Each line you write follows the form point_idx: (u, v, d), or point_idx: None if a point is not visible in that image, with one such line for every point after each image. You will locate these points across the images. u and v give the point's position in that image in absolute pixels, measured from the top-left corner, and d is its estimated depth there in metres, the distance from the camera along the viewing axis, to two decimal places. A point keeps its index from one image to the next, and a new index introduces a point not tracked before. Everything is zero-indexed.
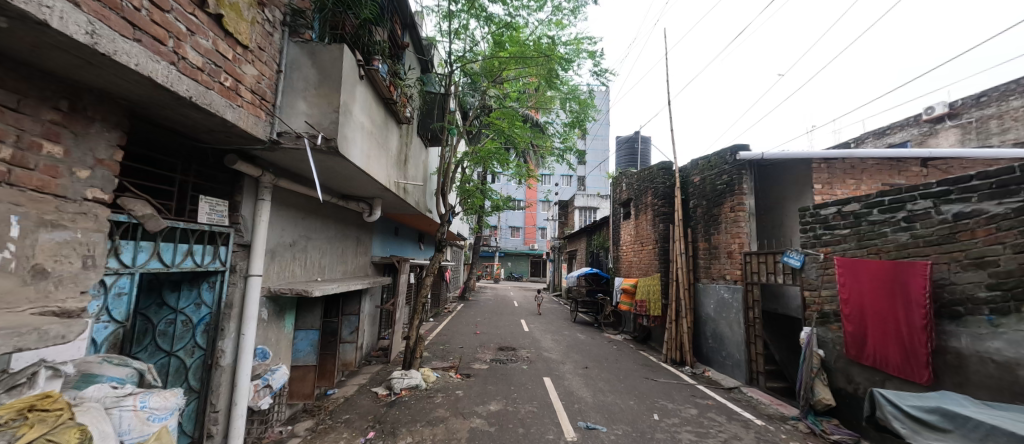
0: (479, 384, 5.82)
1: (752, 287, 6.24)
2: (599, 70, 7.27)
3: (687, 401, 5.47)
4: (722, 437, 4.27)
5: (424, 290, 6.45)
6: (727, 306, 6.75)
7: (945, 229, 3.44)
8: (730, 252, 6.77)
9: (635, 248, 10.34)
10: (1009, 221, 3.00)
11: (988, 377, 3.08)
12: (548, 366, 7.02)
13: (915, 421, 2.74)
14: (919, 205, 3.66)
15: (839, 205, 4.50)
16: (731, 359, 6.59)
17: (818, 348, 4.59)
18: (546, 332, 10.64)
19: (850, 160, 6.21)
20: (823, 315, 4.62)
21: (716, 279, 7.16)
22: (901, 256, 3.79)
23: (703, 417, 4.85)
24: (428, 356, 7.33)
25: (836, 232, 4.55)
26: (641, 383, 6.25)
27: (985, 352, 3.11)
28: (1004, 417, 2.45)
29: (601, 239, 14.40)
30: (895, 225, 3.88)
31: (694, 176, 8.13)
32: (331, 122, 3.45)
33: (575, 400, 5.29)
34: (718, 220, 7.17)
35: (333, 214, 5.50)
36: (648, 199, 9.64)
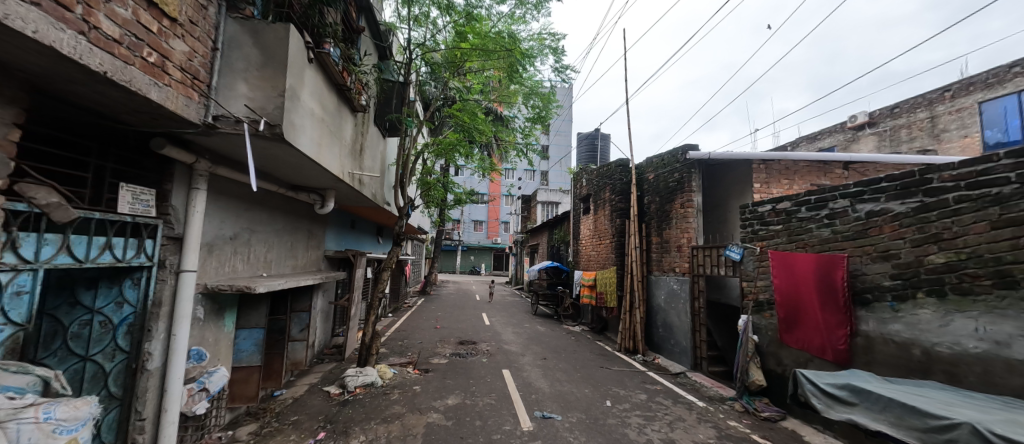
0: (438, 379, 5.76)
1: (698, 278, 6.64)
2: (561, 67, 7.38)
3: (637, 387, 5.76)
4: (667, 420, 4.54)
5: (380, 285, 6.25)
6: (676, 297, 7.16)
7: (859, 226, 3.86)
8: (679, 246, 7.18)
9: (593, 242, 10.67)
10: (910, 219, 3.42)
11: (890, 355, 3.50)
12: (508, 359, 7.10)
13: (829, 397, 3.04)
14: (839, 203, 4.07)
15: (774, 203, 4.90)
16: (679, 346, 7.02)
17: (753, 334, 5.01)
18: (507, 325, 10.75)
19: (785, 162, 6.78)
20: (759, 304, 5.04)
21: (667, 271, 7.56)
22: (823, 249, 4.21)
23: (651, 402, 5.14)
24: (386, 353, 7.15)
25: (771, 227, 4.96)
26: (596, 372, 6.50)
27: (888, 334, 3.52)
28: (899, 390, 2.77)
29: (562, 233, 14.71)
30: (819, 221, 4.29)
31: (649, 173, 8.49)
32: (275, 107, 3.22)
33: (533, 390, 5.39)
34: (669, 216, 7.54)
35: (281, 205, 5.17)
36: (606, 195, 9.97)
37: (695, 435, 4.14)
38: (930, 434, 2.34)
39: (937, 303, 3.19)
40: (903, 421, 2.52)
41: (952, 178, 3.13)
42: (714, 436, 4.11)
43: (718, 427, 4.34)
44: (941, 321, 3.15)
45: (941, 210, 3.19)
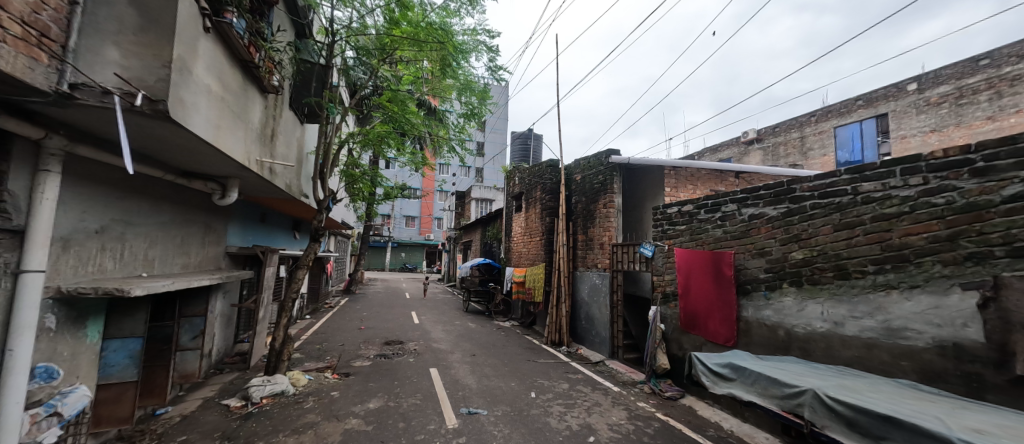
0: (360, 382, 5.46)
1: (617, 274, 7.17)
2: (495, 66, 7.43)
3: (560, 377, 6.06)
4: (586, 406, 4.86)
5: (294, 284, 5.72)
6: (598, 291, 7.66)
7: (744, 227, 4.48)
8: (602, 243, 7.69)
9: (524, 239, 10.96)
10: (780, 222, 4.05)
11: (762, 337, 4.15)
12: (436, 357, 6.99)
13: (714, 375, 3.28)
14: (729, 207, 4.69)
15: (679, 206, 5.48)
16: (599, 336, 7.55)
17: (661, 322, 5.58)
18: (437, 323, 10.57)
19: (691, 170, 7.64)
20: (666, 295, 5.62)
21: (590, 267, 8.04)
22: (717, 247, 4.82)
23: (572, 390, 5.45)
24: (300, 358, 6.58)
25: (677, 227, 5.55)
26: (523, 365, 6.70)
27: (761, 318, 4.17)
28: (770, 367, 3.04)
29: (494, 230, 14.88)
30: (714, 223, 4.90)
31: (576, 174, 8.94)
32: (158, 80, 2.78)
33: (460, 387, 5.38)
34: (594, 215, 8.03)
35: (168, 194, 4.47)
36: (537, 194, 10.29)
37: (609, 418, 4.48)
38: (785, 400, 2.60)
39: (796, 291, 3.84)
40: (768, 391, 2.77)
41: (810, 188, 3.76)
42: (625, 417, 4.49)
43: (629, 408, 4.76)
44: (798, 306, 3.80)
45: (801, 214, 3.82)
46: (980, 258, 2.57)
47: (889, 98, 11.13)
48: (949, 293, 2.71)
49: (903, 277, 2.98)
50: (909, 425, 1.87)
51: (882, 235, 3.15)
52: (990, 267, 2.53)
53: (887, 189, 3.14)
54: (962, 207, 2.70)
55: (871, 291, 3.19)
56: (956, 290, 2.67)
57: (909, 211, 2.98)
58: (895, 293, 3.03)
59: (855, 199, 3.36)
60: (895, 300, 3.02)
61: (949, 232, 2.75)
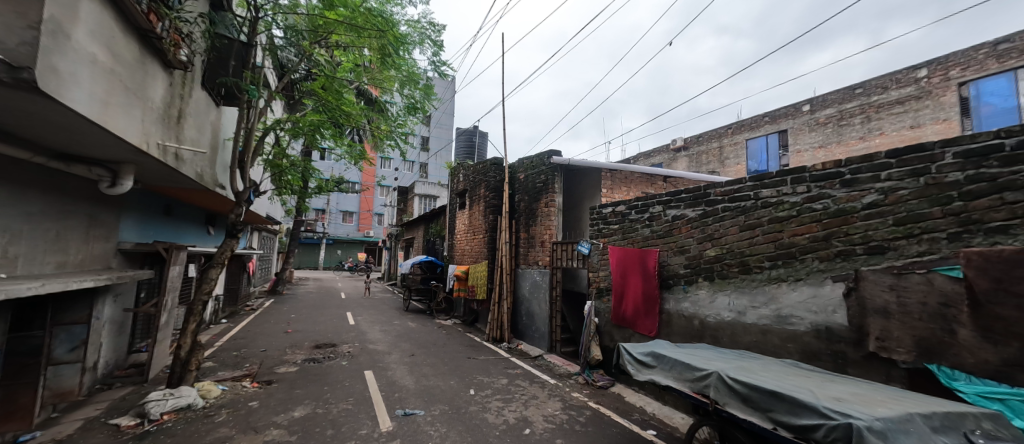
0: (285, 390, 5.06)
1: (556, 270, 7.42)
2: (438, 61, 7.28)
3: (500, 373, 6.14)
4: (523, 400, 4.97)
5: (205, 285, 5.12)
6: (538, 287, 7.86)
7: (668, 226, 4.88)
8: (543, 241, 7.90)
9: (467, 237, 10.89)
10: (697, 222, 4.47)
11: (681, 327, 4.56)
12: (372, 359, 6.69)
13: (637, 363, 3.44)
14: (656, 209, 5.08)
15: (613, 207, 5.82)
16: (538, 332, 7.76)
17: (595, 316, 5.91)
18: (374, 324, 10.13)
19: (625, 173, 8.14)
20: (600, 291, 5.96)
21: (531, 265, 8.23)
22: (645, 245, 5.20)
23: (511, 385, 5.54)
24: (212, 366, 5.91)
25: (610, 226, 5.88)
26: (463, 363, 6.67)
27: (680, 310, 4.59)
28: (685, 354, 3.28)
29: (437, 228, 14.59)
30: (643, 223, 5.28)
31: (519, 173, 9.06)
32: (20, 43, 2.32)
33: (397, 388, 5.22)
34: (536, 213, 8.21)
35: (37, 179, 3.75)
36: (481, 191, 10.27)
37: (545, 409, 4.64)
38: (697, 383, 2.81)
39: (709, 285, 4.27)
40: (683, 375, 2.97)
41: (721, 193, 4.21)
42: (559, 408, 4.68)
43: (564, 399, 4.97)
44: (710, 298, 4.23)
45: (714, 216, 4.26)
46: (846, 255, 3.06)
47: (788, 116, 12.80)
48: (824, 284, 3.18)
49: (791, 271, 3.45)
50: (791, 398, 2.14)
51: (775, 235, 3.62)
52: (853, 263, 3.01)
53: (780, 196, 3.62)
54: (833, 212, 3.18)
55: (767, 284, 3.66)
56: (828, 281, 3.15)
57: (796, 215, 3.45)
58: (784, 284, 3.50)
59: (757, 204, 3.82)
60: (784, 290, 3.49)
61: (824, 233, 3.23)
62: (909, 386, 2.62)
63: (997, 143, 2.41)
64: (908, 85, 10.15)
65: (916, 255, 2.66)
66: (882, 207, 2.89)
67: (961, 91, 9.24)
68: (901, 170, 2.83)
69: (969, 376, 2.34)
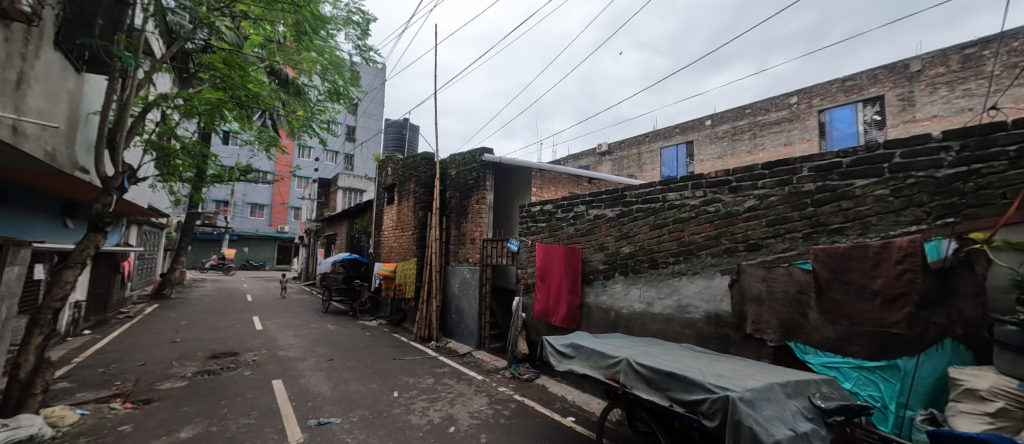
0: (169, 408, 4.37)
1: (486, 267, 7.43)
2: (364, 46, 6.84)
3: (426, 373, 6.00)
4: (449, 398, 4.93)
5: (60, 289, 4.21)
6: (468, 285, 7.82)
7: (590, 225, 5.19)
8: (473, 238, 7.88)
9: (395, 233, 10.45)
10: (615, 222, 4.81)
11: (600, 318, 4.90)
12: (282, 366, 6.09)
13: (558, 353, 3.60)
14: (580, 208, 5.36)
15: (542, 205, 6.02)
16: (467, 329, 7.73)
17: (522, 311, 6.09)
18: (287, 328, 9.23)
19: (554, 173, 8.46)
20: (527, 286, 6.15)
21: (462, 262, 8.16)
22: (569, 242, 5.48)
23: (437, 384, 5.45)
24: (68, 388, 4.87)
25: (538, 224, 6.08)
26: (388, 365, 6.39)
27: (599, 303, 4.93)
28: (601, 343, 3.51)
29: (362, 223, 13.75)
30: (568, 221, 5.54)
31: (451, 169, 8.92)
32: None
33: (311, 396, 4.82)
34: (466, 210, 8.15)
35: None
36: (410, 186, 9.89)
37: (471, 406, 4.65)
38: (609, 370, 3.03)
39: (623, 279, 4.65)
40: (597, 363, 3.18)
41: (636, 195, 4.58)
42: (485, 403, 4.73)
43: (490, 394, 5.03)
44: (624, 291, 4.60)
45: (629, 216, 4.63)
46: (731, 251, 3.55)
47: (694, 129, 14.39)
48: (715, 276, 3.65)
49: (690, 265, 3.89)
50: (684, 377, 2.42)
51: (678, 234, 4.05)
52: (736, 258, 3.50)
53: (683, 199, 4.05)
54: (723, 214, 3.66)
55: (670, 278, 4.09)
56: (718, 274, 3.62)
57: (695, 216, 3.90)
58: (684, 277, 3.93)
59: (665, 206, 4.23)
60: (684, 283, 3.93)
61: (715, 233, 3.70)
62: (773, 361, 3.13)
63: (838, 161, 2.96)
64: (784, 109, 12.03)
65: (781, 251, 3.18)
66: (758, 211, 3.39)
67: (820, 117, 11.23)
68: (772, 180, 3.35)
69: (816, 349, 2.87)
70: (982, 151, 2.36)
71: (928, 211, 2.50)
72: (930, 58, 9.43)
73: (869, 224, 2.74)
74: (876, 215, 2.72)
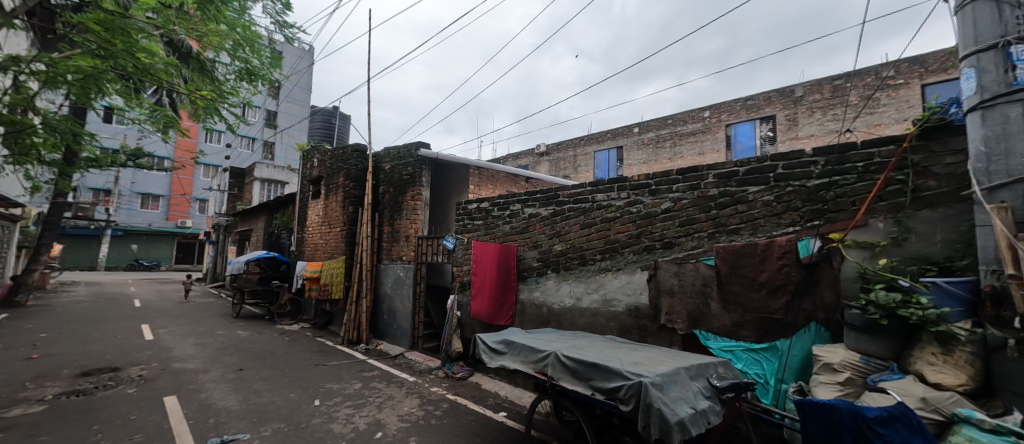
0: (18, 440, 3.58)
1: (421, 265, 7.23)
2: (284, 21, 6.23)
3: (353, 377, 5.67)
4: (377, 402, 4.71)
5: None
6: (401, 283, 7.54)
7: (525, 223, 5.29)
8: (407, 235, 7.59)
9: (321, 230, 9.70)
10: (548, 220, 4.97)
11: (533, 314, 5.03)
12: (179, 380, 5.33)
13: (491, 350, 3.60)
14: (515, 206, 5.44)
15: (478, 203, 6.00)
16: (400, 329, 7.45)
17: (457, 309, 6.04)
18: (187, 336, 8.12)
19: (492, 171, 8.49)
20: (463, 284, 6.11)
21: (395, 260, 7.84)
22: (505, 240, 5.54)
23: (365, 389, 5.18)
24: None
25: (475, 222, 6.05)
26: (309, 371, 5.92)
27: (532, 299, 5.07)
28: (533, 340, 3.59)
29: (282, 218, 12.55)
30: (504, 219, 5.59)
31: (385, 163, 8.52)
32: None
33: (213, 412, 4.28)
34: (401, 207, 7.84)
35: None
36: (338, 179, 9.25)
37: (400, 409, 4.49)
38: (540, 364, 3.10)
39: (555, 275, 4.82)
40: (529, 358, 3.23)
41: (568, 195, 4.77)
42: (416, 405, 4.60)
43: (422, 395, 4.91)
44: (556, 287, 4.77)
45: (561, 215, 4.81)
46: (649, 249, 3.86)
47: (623, 135, 15.39)
48: (636, 271, 3.94)
49: (614, 262, 4.17)
50: (607, 367, 2.58)
51: (604, 233, 4.31)
52: (653, 255, 3.82)
53: (609, 200, 4.31)
54: (643, 215, 3.97)
55: (597, 274, 4.33)
56: (638, 269, 3.92)
57: (619, 216, 4.18)
58: (610, 273, 4.20)
59: (593, 206, 4.46)
60: (609, 278, 4.19)
61: (636, 232, 4.00)
62: (683, 348, 3.48)
63: (735, 170, 3.36)
64: (698, 121, 13.36)
65: (690, 249, 3.54)
66: (672, 213, 3.73)
67: (727, 130, 12.67)
68: (684, 184, 3.70)
69: (716, 335, 3.24)
70: (839, 166, 2.84)
71: (801, 215, 2.96)
72: (809, 86, 11.13)
73: (758, 225, 3.17)
74: (763, 217, 3.15)
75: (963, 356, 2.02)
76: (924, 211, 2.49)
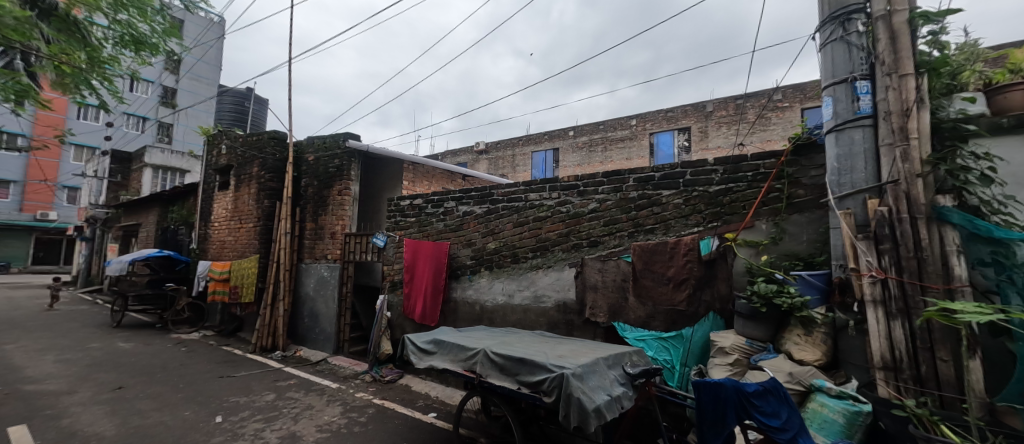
0: None
1: (348, 264, 6.80)
2: None
3: (265, 388, 5.14)
4: (293, 413, 4.33)
5: None
6: (325, 284, 7.01)
7: (459, 221, 5.24)
8: (333, 232, 7.07)
9: (230, 225, 8.64)
10: (482, 218, 4.98)
11: (466, 313, 5.01)
12: (31, 406, 4.38)
13: (420, 351, 3.51)
14: (449, 204, 5.35)
15: (411, 200, 5.80)
16: (322, 333, 6.93)
17: (387, 310, 5.79)
18: (46, 351, 6.72)
19: (427, 167, 8.26)
20: (393, 283, 5.86)
21: (318, 259, 7.26)
22: (438, 238, 5.44)
23: (280, 400, 4.74)
24: None
25: (407, 219, 5.85)
26: (210, 384, 5.25)
27: (465, 297, 5.04)
28: (464, 338, 3.56)
29: (181, 212, 10.95)
30: (438, 217, 5.47)
31: (308, 154, 7.85)
32: None
33: (78, 442, 3.59)
34: (326, 201, 7.28)
35: None
36: (252, 169, 8.31)
37: (320, 419, 4.18)
38: (469, 362, 3.08)
39: (488, 273, 4.84)
40: (459, 356, 3.20)
41: (502, 193, 4.82)
42: (338, 413, 4.32)
43: (345, 403, 4.62)
44: (489, 285, 4.80)
45: (495, 213, 4.84)
46: (577, 247, 4.06)
47: (558, 137, 15.97)
48: (564, 268, 4.12)
49: (545, 260, 4.31)
50: (533, 361, 2.66)
51: (536, 231, 4.43)
52: (581, 253, 4.03)
53: (541, 199, 4.44)
54: (571, 214, 4.16)
55: (529, 271, 4.44)
56: (566, 266, 4.11)
57: (550, 215, 4.33)
58: (541, 270, 4.33)
59: (526, 204, 4.57)
60: (540, 275, 4.32)
61: (565, 231, 4.18)
62: (605, 340, 3.72)
63: (652, 174, 3.67)
64: (626, 129, 14.35)
65: (613, 247, 3.80)
66: (598, 213, 3.96)
67: (650, 139, 13.79)
68: (608, 186, 3.95)
69: (632, 326, 3.51)
70: (734, 174, 3.24)
71: (704, 216, 3.33)
72: (718, 102, 12.55)
73: (670, 225, 3.50)
74: (674, 218, 3.48)
75: (819, 336, 2.47)
76: (795, 215, 2.95)
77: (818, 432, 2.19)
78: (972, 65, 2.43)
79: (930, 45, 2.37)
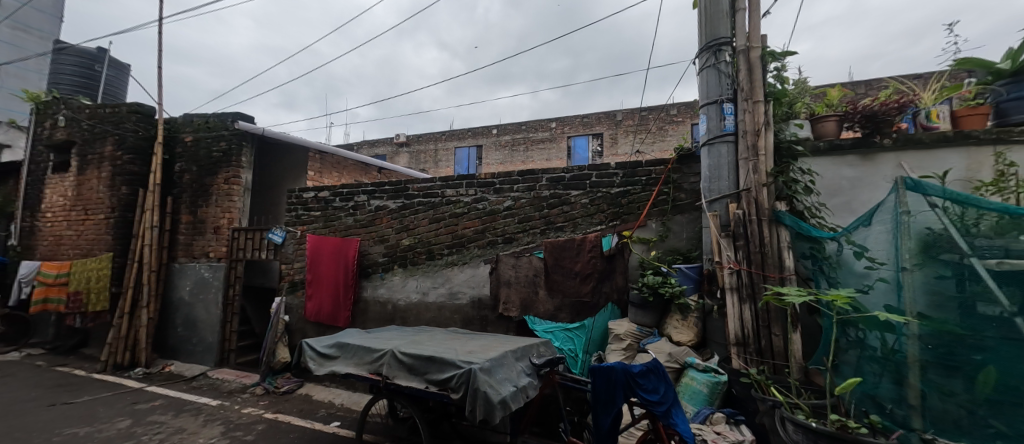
0: None
1: (236, 264, 5.93)
2: None
3: (118, 414, 4.25)
4: (156, 440, 3.64)
5: None
6: (205, 287, 6.03)
7: (370, 216, 4.92)
8: (217, 227, 6.09)
9: (69, 216, 6.92)
10: (396, 214, 4.75)
11: (376, 313, 4.75)
12: None
13: (320, 356, 3.22)
14: (360, 198, 5.01)
15: (315, 192, 5.29)
16: (201, 344, 5.97)
17: (285, 314, 5.22)
18: None
19: (337, 157, 7.60)
20: (292, 284, 5.29)
21: (197, 257, 6.20)
22: (347, 234, 5.06)
23: (139, 425, 3.96)
24: None
25: (310, 213, 5.32)
26: (33, 416, 4.15)
27: (376, 297, 4.77)
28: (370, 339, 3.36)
29: None
30: (346, 211, 5.08)
31: (184, 134, 6.64)
32: None
33: None
34: (208, 191, 6.26)
35: None
36: (103, 148, 6.75)
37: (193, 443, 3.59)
38: (375, 364, 2.92)
39: (402, 271, 4.64)
40: (363, 359, 3.01)
41: (417, 189, 4.65)
42: (218, 434, 3.76)
43: (228, 421, 4.04)
44: (402, 283, 4.60)
45: (410, 209, 4.66)
46: (492, 244, 4.12)
47: (481, 134, 15.97)
48: (479, 265, 4.14)
49: (460, 257, 4.28)
50: (441, 359, 2.62)
51: (452, 228, 4.38)
52: (495, 249, 4.09)
53: (458, 196, 4.40)
54: (487, 211, 4.20)
55: (444, 268, 4.37)
56: (482, 263, 4.13)
57: (467, 211, 4.31)
58: (456, 267, 4.29)
59: (442, 201, 4.48)
60: (455, 272, 4.28)
61: (481, 227, 4.21)
62: (517, 333, 3.84)
63: (563, 175, 3.87)
64: (546, 130, 14.93)
65: (526, 244, 3.93)
66: (512, 211, 4.07)
67: (568, 142, 14.58)
68: (522, 185, 4.07)
69: (541, 319, 3.68)
70: (632, 178, 3.59)
71: (606, 216, 3.63)
72: (626, 113, 13.76)
73: (577, 224, 3.74)
74: (581, 217, 3.73)
75: (692, 319, 2.89)
76: (678, 216, 3.38)
77: (689, 401, 2.57)
78: (802, 98, 3.07)
79: (775, 78, 2.91)
